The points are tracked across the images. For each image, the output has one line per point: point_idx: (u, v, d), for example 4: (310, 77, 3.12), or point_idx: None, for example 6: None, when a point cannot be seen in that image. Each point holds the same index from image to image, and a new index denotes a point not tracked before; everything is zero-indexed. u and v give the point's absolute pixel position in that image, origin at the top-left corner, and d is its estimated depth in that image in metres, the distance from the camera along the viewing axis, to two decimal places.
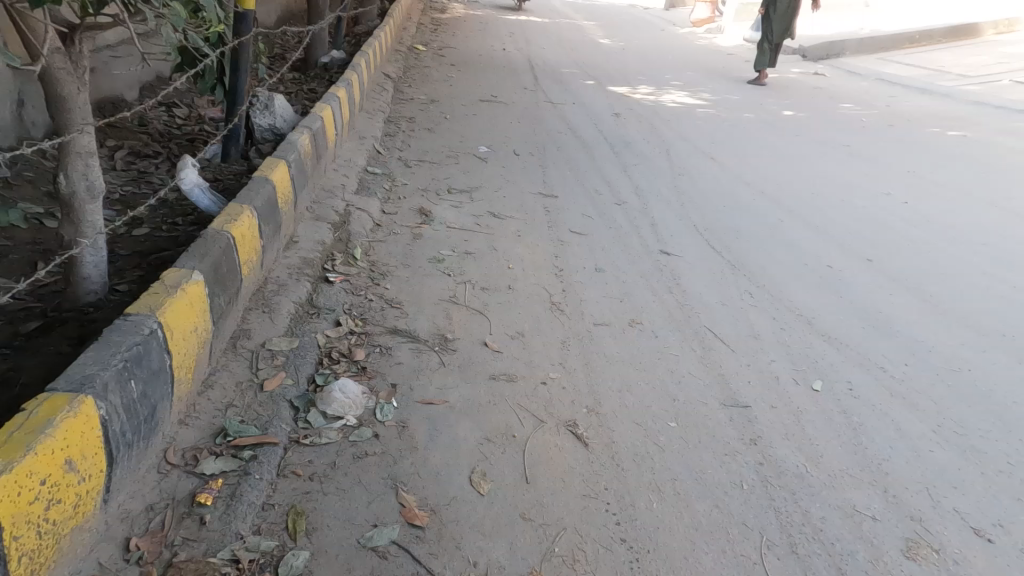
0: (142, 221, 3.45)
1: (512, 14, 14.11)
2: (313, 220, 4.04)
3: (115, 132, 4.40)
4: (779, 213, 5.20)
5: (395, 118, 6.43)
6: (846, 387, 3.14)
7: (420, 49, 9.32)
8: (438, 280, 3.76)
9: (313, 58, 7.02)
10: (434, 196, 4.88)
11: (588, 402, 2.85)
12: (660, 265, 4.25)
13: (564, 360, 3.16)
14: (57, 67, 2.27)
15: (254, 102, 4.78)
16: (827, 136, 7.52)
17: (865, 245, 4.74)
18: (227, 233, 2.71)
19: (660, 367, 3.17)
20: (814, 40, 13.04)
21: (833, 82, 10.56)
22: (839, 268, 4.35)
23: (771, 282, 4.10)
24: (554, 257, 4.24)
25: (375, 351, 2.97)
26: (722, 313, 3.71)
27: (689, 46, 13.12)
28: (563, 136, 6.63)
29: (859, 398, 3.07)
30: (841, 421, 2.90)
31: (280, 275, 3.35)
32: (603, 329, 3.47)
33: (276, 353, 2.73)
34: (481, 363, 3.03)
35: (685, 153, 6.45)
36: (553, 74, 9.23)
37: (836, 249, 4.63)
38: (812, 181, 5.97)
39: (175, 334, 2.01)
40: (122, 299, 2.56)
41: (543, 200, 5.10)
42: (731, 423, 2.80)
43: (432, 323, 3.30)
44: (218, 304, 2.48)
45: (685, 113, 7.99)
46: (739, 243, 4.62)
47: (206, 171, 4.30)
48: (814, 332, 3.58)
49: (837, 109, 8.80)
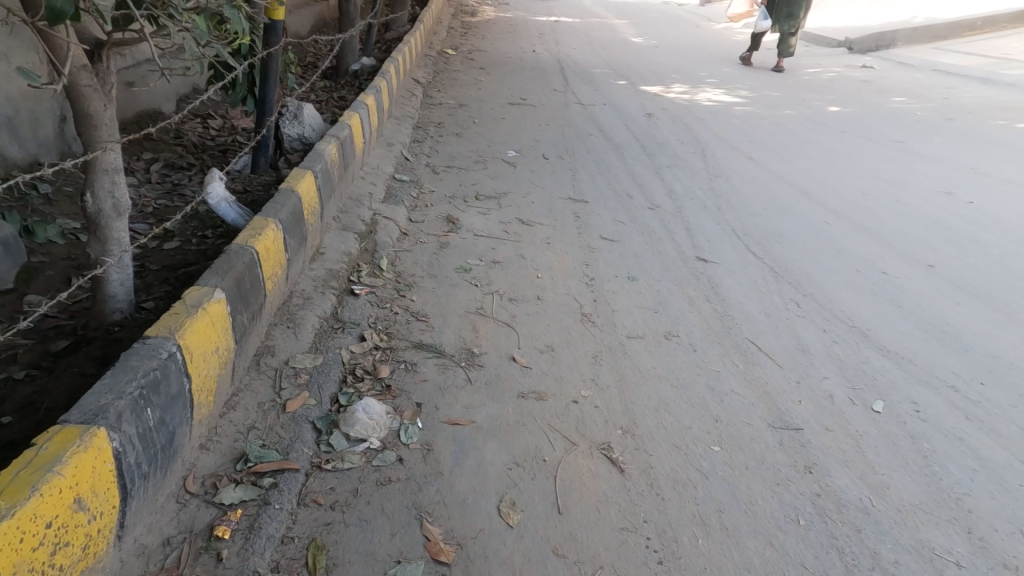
0: (173, 235, 3.47)
1: (542, 15, 13.97)
2: (340, 230, 4.00)
3: (151, 145, 4.49)
4: (825, 215, 4.90)
5: (424, 124, 6.39)
6: (911, 408, 2.87)
7: (450, 53, 9.31)
8: (465, 290, 3.66)
9: (344, 65, 7.05)
10: (461, 203, 4.79)
11: (622, 422, 2.68)
12: (698, 273, 4.03)
13: (596, 376, 3.00)
14: (84, 84, 2.21)
15: (283, 113, 4.77)
16: (877, 132, 7.11)
17: (925, 249, 4.41)
18: (252, 248, 2.66)
19: (700, 383, 2.97)
20: (861, 30, 12.44)
21: (883, 75, 10.01)
22: (896, 275, 4.04)
23: (819, 290, 3.83)
24: (585, 266, 4.08)
25: (399, 367, 2.88)
26: (766, 324, 3.47)
27: (726, 41, 12.70)
28: (594, 138, 6.47)
29: (927, 420, 2.80)
30: (908, 447, 2.64)
31: (306, 288, 3.31)
32: (637, 342, 3.30)
33: (300, 371, 2.67)
34: (510, 380, 2.91)
35: (722, 154, 6.19)
36: (583, 74, 9.07)
37: (892, 254, 4.32)
38: (862, 180, 5.63)
39: (195, 355, 1.95)
40: (150, 316, 2.54)
41: (572, 204, 4.95)
42: (782, 447, 2.58)
43: (458, 336, 3.20)
44: (241, 321, 2.43)
45: (723, 112, 7.68)
46: (783, 248, 4.36)
47: (236, 182, 4.32)
48: (869, 345, 3.31)
49: (888, 104, 8.32)
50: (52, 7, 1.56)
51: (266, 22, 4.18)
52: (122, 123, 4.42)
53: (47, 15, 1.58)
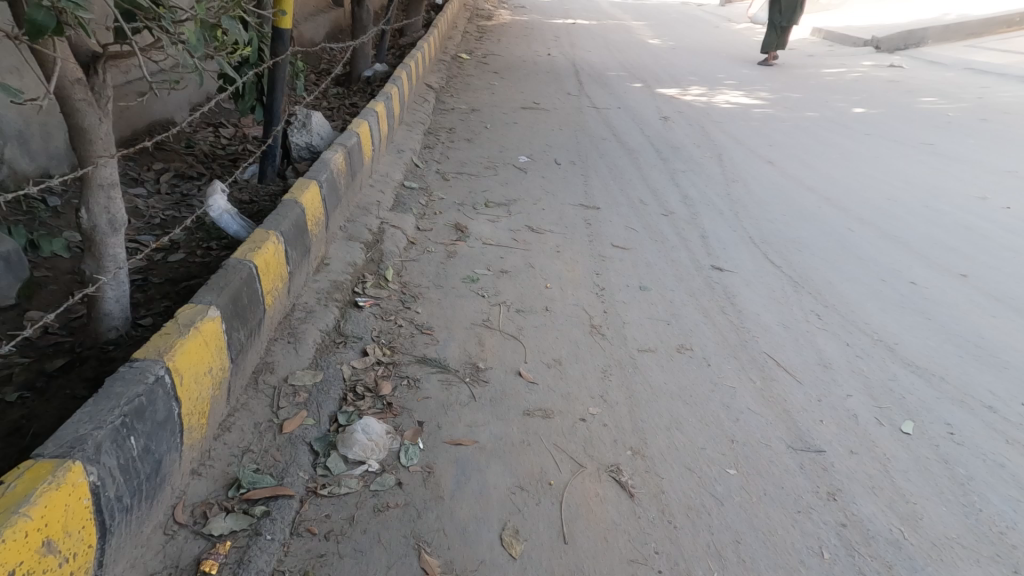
0: (178, 247, 3.41)
1: (558, 18, 13.89)
2: (346, 240, 3.94)
3: (162, 155, 4.45)
4: (848, 221, 4.75)
5: (435, 130, 6.34)
6: (944, 430, 2.72)
7: (464, 58, 9.27)
8: (472, 301, 3.57)
9: (357, 72, 7.02)
10: (470, 211, 4.71)
11: (632, 442, 2.57)
12: (712, 283, 3.90)
13: (605, 392, 2.88)
14: (78, 98, 2.14)
15: (291, 122, 4.73)
16: (904, 134, 6.90)
17: (956, 258, 4.24)
18: (251, 262, 2.60)
19: (714, 400, 2.84)
20: (889, 28, 12.15)
21: (911, 75, 9.75)
22: (924, 286, 3.87)
23: (842, 301, 3.68)
24: (595, 275, 3.97)
25: (402, 384, 2.80)
26: (785, 336, 3.34)
27: (747, 42, 12.51)
28: (607, 142, 6.35)
29: (961, 444, 2.65)
30: (941, 473, 2.50)
31: (309, 301, 3.24)
32: (648, 356, 3.18)
33: (299, 389, 2.60)
34: (515, 396, 2.80)
35: (740, 158, 6.03)
36: (598, 77, 8.96)
37: (920, 263, 4.14)
38: (889, 184, 5.46)
39: (185, 378, 1.88)
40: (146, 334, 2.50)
41: (583, 211, 4.84)
42: (803, 470, 2.45)
43: (462, 350, 3.11)
44: (238, 338, 2.36)
45: (741, 114, 7.51)
46: (803, 256, 4.21)
47: (243, 192, 4.28)
48: (897, 361, 3.15)
49: (917, 104, 8.08)
50: (32, 21, 1.53)
51: (273, 31, 4.13)
52: (134, 132, 4.36)
53: (27, 30, 1.54)
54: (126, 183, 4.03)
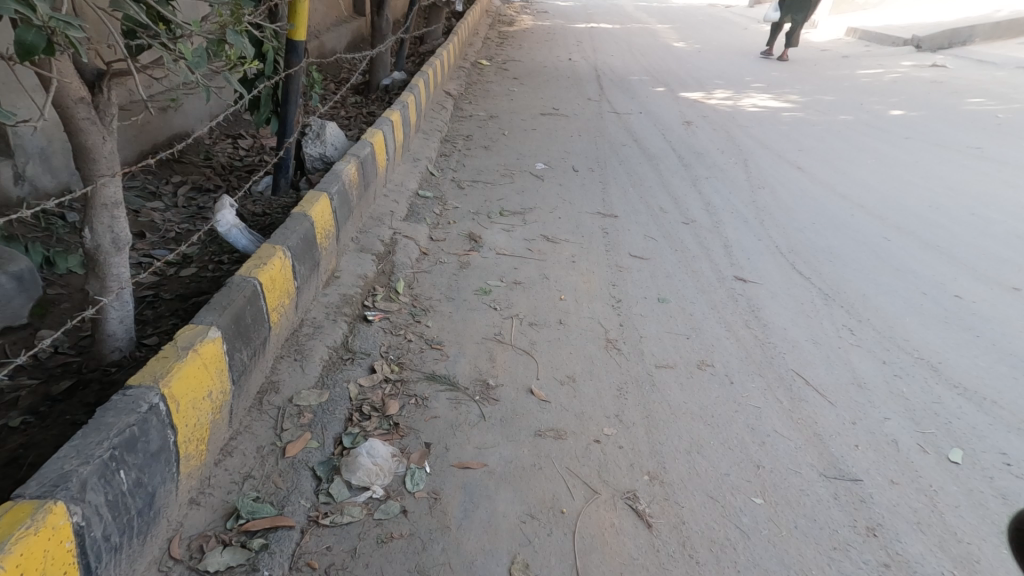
0: (192, 260, 3.35)
1: (581, 22, 13.79)
2: (357, 251, 3.89)
3: (179, 167, 4.44)
4: (886, 229, 4.62)
5: (452, 137, 6.29)
6: (1001, 460, 2.64)
7: (484, 64, 9.24)
8: (485, 315, 3.48)
9: (375, 80, 7.01)
10: (485, 220, 4.63)
11: (649, 467, 2.45)
12: (735, 295, 3.78)
13: (621, 412, 2.77)
14: (81, 117, 2.08)
15: (306, 132, 4.68)
16: (945, 137, 6.67)
17: (1008, 270, 4.14)
18: (255, 278, 2.54)
19: (738, 422, 2.74)
20: (931, 27, 11.76)
21: (956, 75, 9.38)
22: (970, 299, 3.82)
23: (876, 315, 3.61)
24: (612, 286, 3.84)
25: (410, 403, 2.71)
26: (815, 354, 3.26)
27: (776, 43, 12.24)
28: (628, 149, 6.23)
29: (1021, 476, 2.56)
30: (1000, 510, 2.40)
31: (317, 316, 3.17)
32: (666, 373, 3.07)
33: (303, 409, 2.54)
34: (527, 416, 2.70)
35: (767, 163, 5.86)
36: (620, 82, 8.84)
37: (968, 275, 4.07)
38: (931, 190, 5.31)
39: (182, 405, 1.84)
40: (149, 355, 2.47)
41: (601, 219, 4.72)
42: (837, 501, 2.35)
43: (474, 366, 3.02)
44: (240, 359, 2.30)
45: (769, 118, 7.31)
46: (833, 266, 4.12)
47: (256, 204, 4.24)
48: (941, 382, 3.09)
49: (964, 107, 7.81)
50: (21, 41, 1.51)
51: (287, 42, 4.10)
52: (154, 145, 4.35)
53: (16, 49, 1.51)
54: (144, 197, 4.01)
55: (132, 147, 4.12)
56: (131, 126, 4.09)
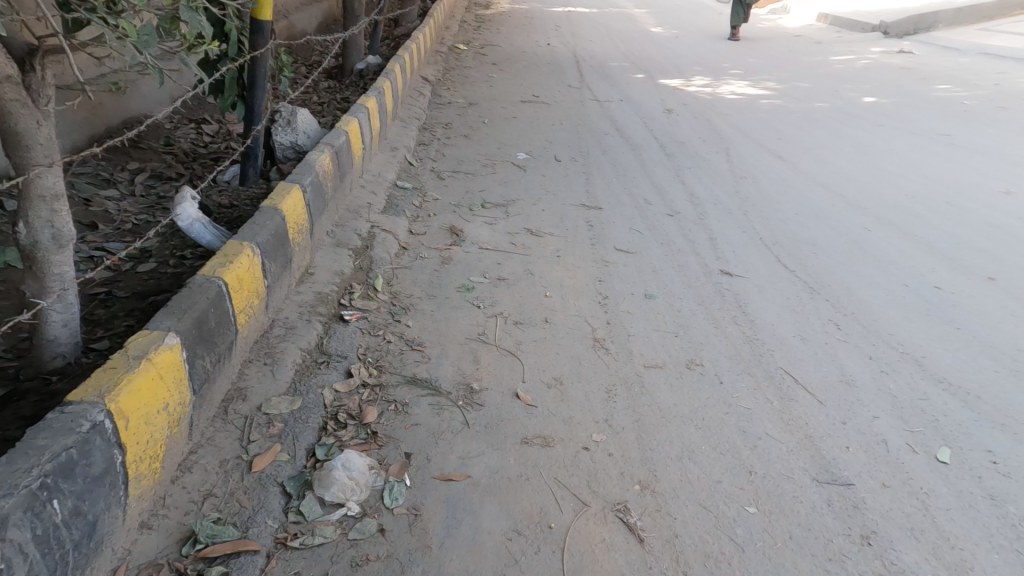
0: (149, 255, 3.11)
1: (558, 6, 13.57)
2: (333, 246, 3.70)
3: (137, 153, 4.16)
4: (866, 220, 4.59)
5: (430, 125, 6.08)
6: (990, 460, 2.57)
7: (461, 48, 9.00)
8: (469, 313, 3.33)
9: (349, 64, 6.75)
10: (466, 212, 4.47)
11: (640, 475, 2.35)
12: (722, 291, 3.70)
13: (610, 417, 2.68)
14: (10, 99, 1.85)
15: (276, 119, 4.45)
16: (917, 124, 6.70)
17: (985, 260, 4.14)
18: (220, 278, 2.35)
19: (729, 425, 2.66)
20: (898, 13, 11.88)
21: (923, 61, 9.49)
22: (949, 290, 3.79)
23: (861, 309, 3.57)
24: (598, 282, 3.73)
25: (389, 409, 2.58)
26: (803, 351, 3.20)
27: (752, 30, 12.25)
28: (610, 137, 6.11)
29: (1011, 476, 2.50)
30: (991, 514, 2.33)
31: (290, 316, 2.99)
32: (656, 373, 2.98)
33: (273, 418, 2.38)
34: (513, 422, 2.60)
35: (747, 152, 5.80)
36: (600, 68, 8.70)
37: (946, 266, 4.05)
38: (908, 179, 5.30)
39: (131, 421, 1.66)
40: (99, 362, 2.27)
41: (585, 212, 4.60)
42: (831, 508, 2.28)
43: (457, 369, 2.89)
44: (203, 366, 2.11)
45: (748, 106, 7.25)
46: (818, 259, 4.06)
47: (222, 195, 3.99)
48: (927, 378, 3.04)
49: (933, 93, 7.88)
50: None
51: (252, 22, 3.85)
52: (108, 129, 4.07)
53: None
54: (96, 184, 3.73)
55: (82, 130, 3.84)
56: (80, 108, 3.81)
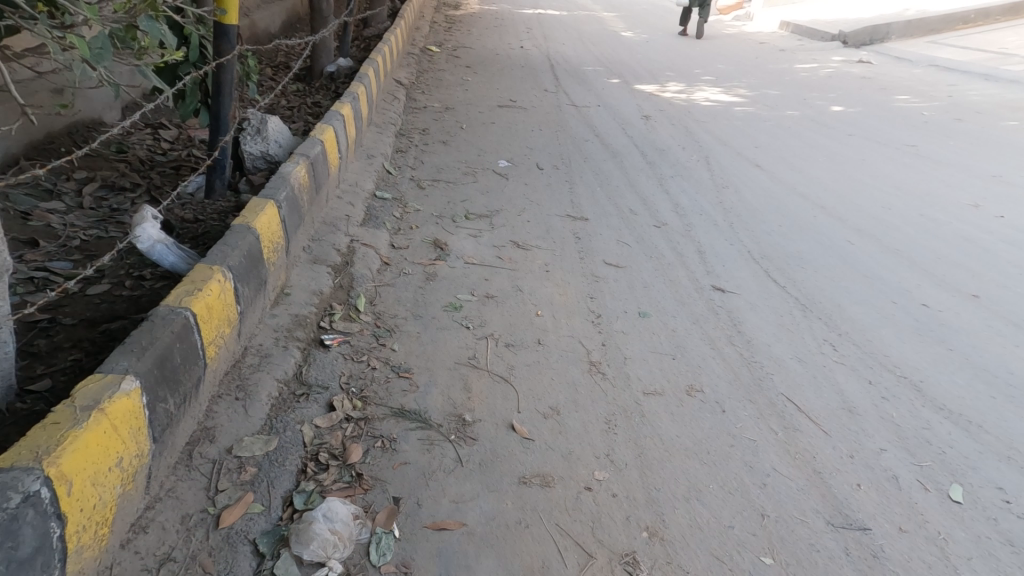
0: (102, 275, 2.91)
1: (528, 8, 13.48)
2: (311, 263, 3.47)
3: (87, 162, 3.97)
4: (848, 233, 4.55)
5: (407, 131, 5.88)
6: (998, 497, 2.50)
7: (434, 51, 8.83)
8: (457, 335, 3.14)
9: (319, 67, 6.53)
10: (449, 224, 4.28)
11: (647, 520, 2.23)
12: (715, 308, 3.60)
13: (610, 451, 2.53)
14: None
15: (245, 128, 4.23)
16: (887, 135, 6.77)
17: (968, 276, 4.11)
18: (186, 309, 2.14)
19: (734, 459, 2.54)
20: (855, 23, 12.14)
21: (882, 71, 9.69)
22: (938, 308, 3.74)
23: (855, 328, 3.48)
24: (589, 299, 3.58)
25: (375, 447, 2.39)
26: (802, 375, 3.09)
27: (719, 36, 12.35)
28: (589, 144, 6.00)
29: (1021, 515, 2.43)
30: (1007, 558, 2.25)
31: (265, 342, 2.76)
32: (654, 401, 2.84)
33: (245, 462, 2.17)
34: (508, 458, 2.44)
35: (727, 161, 5.75)
36: (574, 72, 8.62)
37: (933, 283, 4.01)
38: (884, 191, 5.30)
39: (74, 486, 1.43)
40: (37, 409, 2.06)
41: (571, 223, 4.46)
42: (848, 558, 2.17)
43: (446, 398, 2.71)
44: (165, 411, 1.88)
45: (723, 113, 7.23)
46: (808, 274, 3.98)
47: (187, 208, 3.74)
48: (928, 405, 2.95)
49: (894, 103, 8.02)
50: None
51: (216, 27, 3.62)
52: (50, 135, 3.87)
53: None
54: (37, 196, 3.55)
55: (21, 136, 3.64)
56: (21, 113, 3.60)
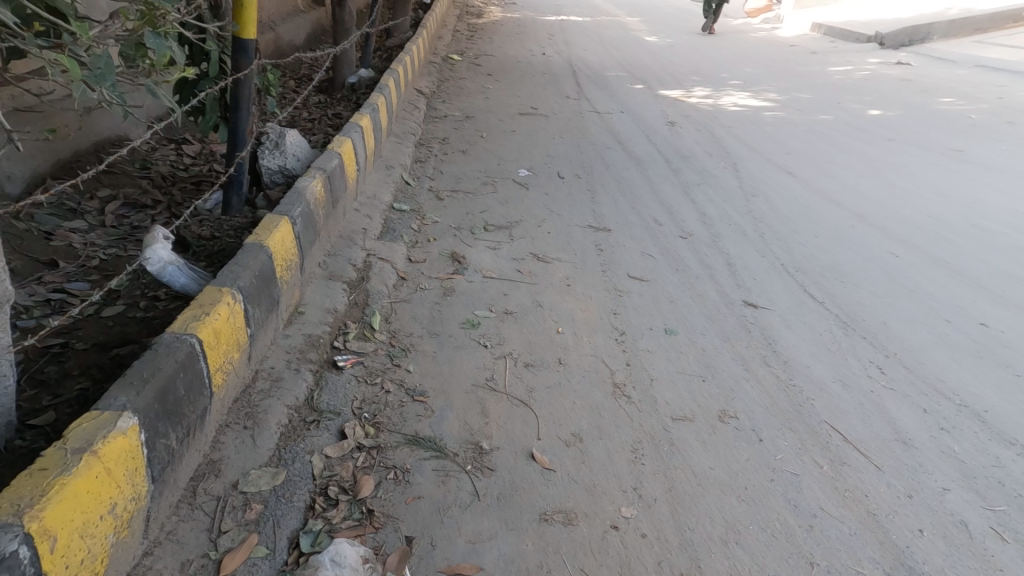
0: (118, 295, 2.87)
1: (551, 14, 13.38)
2: (326, 279, 3.38)
3: (110, 179, 3.97)
4: (891, 243, 4.27)
5: (427, 141, 5.80)
6: None
7: (455, 59, 8.79)
8: (475, 354, 3.00)
9: (340, 78, 6.53)
10: (467, 236, 4.16)
11: (682, 567, 2.06)
12: (748, 325, 3.38)
13: (638, 485, 2.35)
14: None
15: (263, 142, 4.20)
16: (930, 139, 6.41)
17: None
18: (193, 335, 2.04)
19: (776, 497, 2.34)
20: (892, 23, 11.68)
21: (922, 72, 9.27)
22: (997, 327, 3.45)
23: (903, 348, 3.23)
24: (612, 315, 3.41)
25: (387, 479, 2.26)
26: (847, 401, 2.85)
27: (747, 38, 12.04)
28: (612, 151, 5.82)
29: None
30: None
31: (276, 365, 2.67)
32: (684, 428, 2.64)
33: (251, 499, 2.07)
34: (528, 492, 2.28)
35: (757, 167, 5.51)
36: (596, 78, 8.46)
37: (989, 298, 3.71)
38: (929, 199, 4.99)
39: (58, 542, 1.34)
40: (37, 445, 2.00)
41: (593, 234, 4.29)
42: None
43: (462, 424, 2.56)
44: (167, 447, 1.78)
45: (752, 118, 6.97)
46: (848, 288, 3.73)
47: (204, 225, 3.71)
48: (994, 437, 2.69)
49: (936, 106, 7.61)
50: None
51: (235, 41, 3.58)
52: (76, 153, 3.89)
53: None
54: (61, 215, 3.55)
55: (45, 155, 3.66)
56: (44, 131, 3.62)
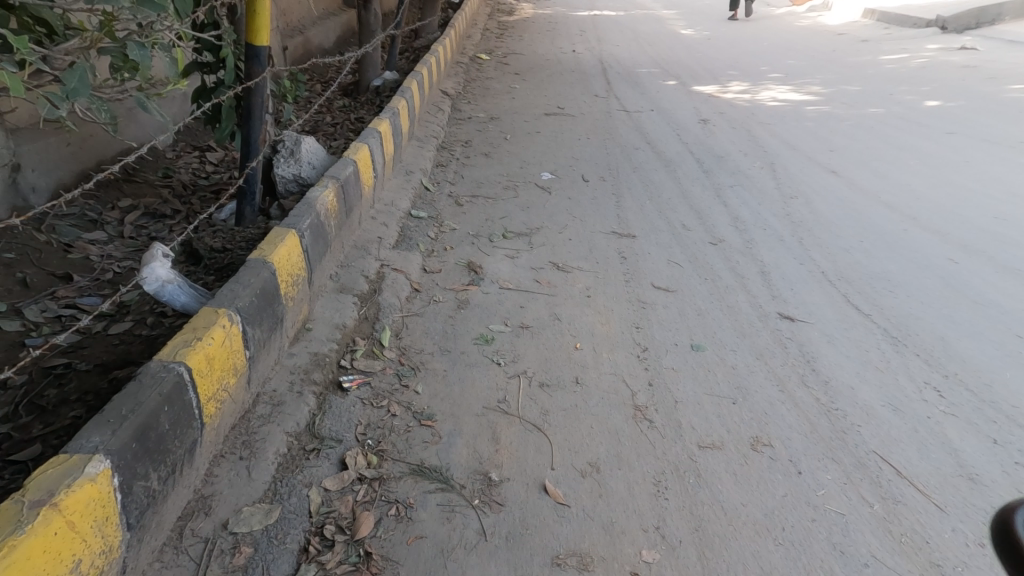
0: (127, 311, 2.82)
1: (584, 10, 13.10)
2: (336, 292, 3.26)
3: (132, 188, 3.96)
4: (950, 248, 3.89)
5: (449, 144, 5.66)
6: None
7: (483, 58, 8.64)
8: (488, 374, 2.82)
9: (365, 81, 6.46)
10: (486, 244, 3.98)
11: None
12: (785, 340, 3.09)
13: (661, 523, 2.13)
14: None
15: (279, 150, 4.12)
16: (997, 131, 5.89)
17: None
18: (184, 363, 1.92)
19: (820, 541, 2.09)
20: (954, 7, 10.90)
21: (989, 58, 8.59)
22: None
23: (965, 367, 2.89)
24: (635, 329, 3.18)
25: (388, 515, 2.11)
26: (899, 429, 2.55)
27: (792, 29, 11.48)
28: (641, 152, 5.56)
29: None
30: None
31: (278, 387, 2.55)
32: (713, 458, 2.40)
33: (241, 541, 1.95)
34: (541, 531, 2.09)
35: (797, 166, 5.17)
36: (629, 75, 8.18)
37: None
38: (994, 198, 4.55)
39: None
40: None
41: (618, 240, 4.06)
42: None
43: (471, 452, 2.38)
44: (144, 490, 1.68)
45: (793, 112, 6.59)
46: (898, 299, 3.40)
47: (218, 235, 3.64)
48: None
49: (1005, 95, 7.00)
50: None
51: (248, 49, 3.48)
52: (100, 163, 3.89)
53: None
54: (81, 226, 3.53)
55: (67, 167, 3.66)
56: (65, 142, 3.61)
